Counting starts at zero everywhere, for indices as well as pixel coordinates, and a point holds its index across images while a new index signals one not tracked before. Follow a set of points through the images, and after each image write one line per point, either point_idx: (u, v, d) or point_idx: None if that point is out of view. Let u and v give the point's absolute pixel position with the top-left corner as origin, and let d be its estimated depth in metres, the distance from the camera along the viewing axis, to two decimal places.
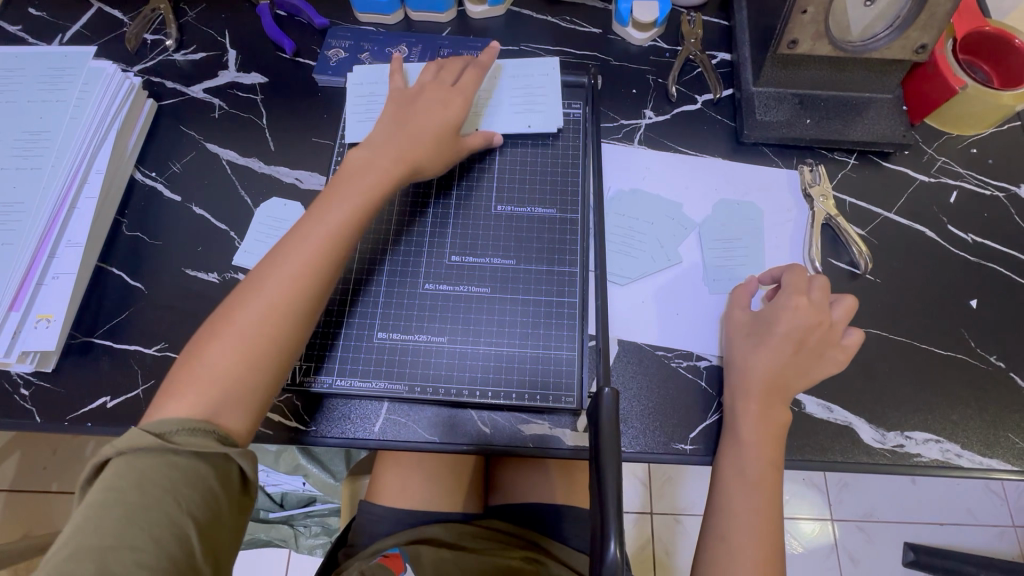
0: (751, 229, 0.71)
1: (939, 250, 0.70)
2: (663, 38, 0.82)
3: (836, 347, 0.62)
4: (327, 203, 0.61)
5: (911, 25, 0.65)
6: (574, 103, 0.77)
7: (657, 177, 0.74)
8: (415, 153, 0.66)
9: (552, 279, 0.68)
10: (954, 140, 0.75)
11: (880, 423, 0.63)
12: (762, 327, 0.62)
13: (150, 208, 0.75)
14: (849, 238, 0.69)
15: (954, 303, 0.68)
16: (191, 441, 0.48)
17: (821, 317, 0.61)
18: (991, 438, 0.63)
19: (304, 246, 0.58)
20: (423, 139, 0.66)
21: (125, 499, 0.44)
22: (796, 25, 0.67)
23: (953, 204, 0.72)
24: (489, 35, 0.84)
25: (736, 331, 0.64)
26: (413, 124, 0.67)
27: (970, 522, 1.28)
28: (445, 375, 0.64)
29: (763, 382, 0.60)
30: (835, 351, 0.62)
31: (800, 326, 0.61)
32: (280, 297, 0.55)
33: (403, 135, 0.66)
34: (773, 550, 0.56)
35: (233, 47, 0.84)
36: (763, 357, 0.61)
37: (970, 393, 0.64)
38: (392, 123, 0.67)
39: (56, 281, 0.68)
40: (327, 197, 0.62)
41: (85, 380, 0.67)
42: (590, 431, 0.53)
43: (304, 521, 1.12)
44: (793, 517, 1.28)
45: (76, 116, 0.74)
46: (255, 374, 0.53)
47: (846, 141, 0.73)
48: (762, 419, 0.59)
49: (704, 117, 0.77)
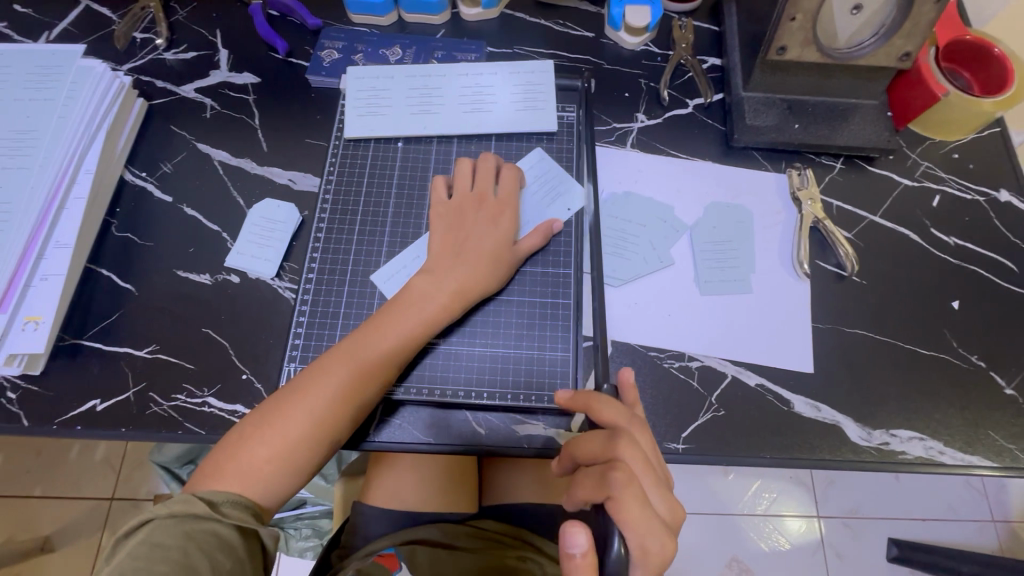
0: (741, 231, 0.73)
1: (923, 253, 0.72)
2: (655, 42, 0.83)
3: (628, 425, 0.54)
4: (382, 332, 0.60)
5: (896, 34, 0.67)
6: (568, 106, 0.78)
7: (649, 180, 0.75)
8: (472, 288, 0.63)
9: (547, 281, 0.68)
10: (936, 145, 0.77)
11: (866, 422, 0.65)
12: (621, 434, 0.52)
13: (140, 209, 0.75)
14: (836, 241, 0.71)
15: (936, 304, 0.70)
16: (239, 515, 0.52)
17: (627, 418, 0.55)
18: (972, 436, 0.65)
19: (354, 377, 0.58)
20: (480, 279, 0.64)
21: (167, 557, 0.47)
22: (785, 32, 0.68)
23: (936, 208, 0.74)
24: (483, 37, 0.85)
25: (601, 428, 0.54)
26: (467, 252, 0.65)
27: (950, 517, 1.31)
28: (441, 376, 0.64)
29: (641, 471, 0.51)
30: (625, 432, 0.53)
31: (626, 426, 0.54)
32: (326, 412, 0.56)
33: (463, 264, 0.64)
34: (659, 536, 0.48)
35: (224, 47, 0.84)
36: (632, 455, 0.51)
37: (953, 392, 0.66)
38: (444, 250, 0.65)
39: (44, 282, 0.67)
40: (385, 319, 0.61)
41: (75, 383, 0.66)
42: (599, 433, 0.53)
43: (293, 524, 1.09)
44: (780, 514, 1.31)
45: (64, 115, 0.73)
46: (303, 469, 0.56)
47: (833, 145, 0.74)
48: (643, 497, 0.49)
49: (695, 121, 0.79)
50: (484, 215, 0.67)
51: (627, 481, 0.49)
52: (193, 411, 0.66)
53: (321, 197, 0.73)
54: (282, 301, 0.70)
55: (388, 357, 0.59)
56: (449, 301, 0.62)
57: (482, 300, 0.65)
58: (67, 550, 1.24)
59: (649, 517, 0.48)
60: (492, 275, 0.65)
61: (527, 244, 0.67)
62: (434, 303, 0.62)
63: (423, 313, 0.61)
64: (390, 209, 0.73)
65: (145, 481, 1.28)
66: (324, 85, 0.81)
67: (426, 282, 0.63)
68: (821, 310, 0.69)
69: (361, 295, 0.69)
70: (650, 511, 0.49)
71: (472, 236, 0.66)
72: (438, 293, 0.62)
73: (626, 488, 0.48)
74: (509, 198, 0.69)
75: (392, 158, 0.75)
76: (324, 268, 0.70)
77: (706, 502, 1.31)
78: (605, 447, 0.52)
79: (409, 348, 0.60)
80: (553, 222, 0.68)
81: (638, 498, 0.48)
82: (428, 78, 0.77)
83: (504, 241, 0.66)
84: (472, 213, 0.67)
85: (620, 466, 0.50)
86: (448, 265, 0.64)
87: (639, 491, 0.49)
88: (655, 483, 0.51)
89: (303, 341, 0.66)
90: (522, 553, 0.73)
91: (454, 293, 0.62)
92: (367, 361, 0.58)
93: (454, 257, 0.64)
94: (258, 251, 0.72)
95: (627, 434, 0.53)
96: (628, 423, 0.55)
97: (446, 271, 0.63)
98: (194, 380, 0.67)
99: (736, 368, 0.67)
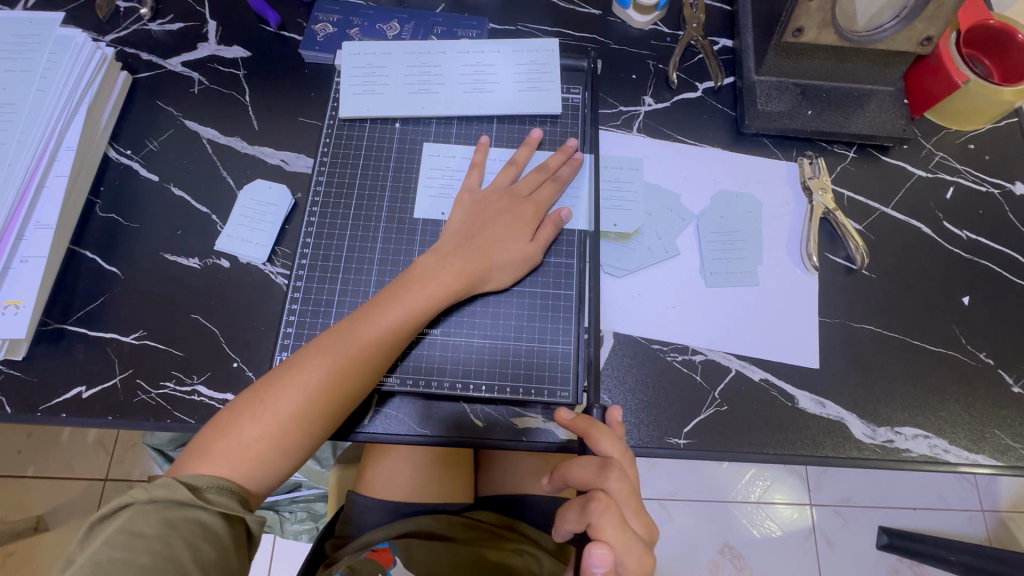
0: (749, 220, 0.70)
1: (934, 247, 0.70)
2: (664, 21, 0.80)
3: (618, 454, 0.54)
4: (379, 310, 0.58)
5: (918, 17, 0.63)
6: (573, 87, 0.75)
7: (655, 167, 0.73)
8: (477, 270, 0.61)
9: (549, 272, 0.66)
10: (952, 135, 0.75)
11: (871, 418, 0.64)
12: (610, 466, 0.52)
13: (125, 188, 0.72)
14: (846, 233, 0.69)
15: (947, 299, 0.68)
16: (223, 502, 0.50)
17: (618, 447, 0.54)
18: (978, 434, 0.64)
19: (352, 359, 0.56)
20: (487, 263, 0.62)
21: (148, 547, 0.45)
22: (802, 13, 0.65)
23: (949, 200, 0.72)
24: (484, 13, 0.81)
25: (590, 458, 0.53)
26: (480, 240, 0.63)
27: (942, 507, 1.32)
28: (439, 367, 0.62)
29: (626, 500, 0.51)
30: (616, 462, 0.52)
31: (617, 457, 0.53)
32: (319, 390, 0.54)
33: (470, 248, 0.62)
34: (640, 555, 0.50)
35: (213, 18, 0.80)
36: (617, 486, 0.51)
37: (960, 389, 0.65)
38: (457, 236, 0.63)
39: (25, 265, 0.65)
40: (384, 297, 0.59)
41: (59, 368, 0.64)
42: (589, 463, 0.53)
43: (289, 507, 1.09)
44: (771, 502, 1.31)
45: (44, 88, 0.69)
46: (293, 452, 0.54)
47: (846, 133, 0.72)
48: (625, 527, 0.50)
49: (704, 105, 0.76)
50: (511, 209, 0.65)
51: (605, 510, 0.50)
52: (182, 399, 0.64)
53: (314, 178, 0.70)
54: (273, 287, 0.68)
55: (387, 337, 0.57)
56: (454, 281, 0.60)
57: (490, 284, 0.63)
58: (59, 531, 1.24)
59: (628, 542, 0.49)
60: (506, 261, 0.63)
61: (542, 236, 0.65)
62: (436, 282, 0.60)
63: (427, 294, 0.59)
64: (386, 193, 0.70)
65: (137, 463, 1.27)
66: (318, 61, 0.78)
67: (431, 262, 0.61)
68: (828, 304, 0.67)
69: (356, 282, 0.66)
70: (631, 537, 0.49)
71: (489, 225, 0.64)
72: (445, 273, 0.60)
73: (603, 517, 0.49)
74: (540, 198, 0.66)
75: (389, 139, 0.72)
76: (317, 253, 0.67)
77: (700, 489, 1.31)
78: (595, 476, 0.52)
79: (408, 326, 0.58)
80: (562, 211, 0.66)
81: (617, 526, 0.49)
82: (427, 55, 0.73)
83: (523, 238, 0.64)
84: (501, 209, 0.65)
85: (603, 495, 0.50)
86: (456, 248, 0.62)
87: (620, 521, 0.50)
88: (637, 510, 0.52)
89: (295, 329, 0.64)
90: (519, 545, 0.72)
91: (457, 273, 0.61)
92: (365, 342, 0.56)
93: (465, 242, 0.63)
94: (249, 234, 0.69)
95: (617, 465, 0.52)
96: (619, 453, 0.54)
97: (449, 253, 0.62)
98: (183, 367, 0.65)
99: (740, 363, 0.65)
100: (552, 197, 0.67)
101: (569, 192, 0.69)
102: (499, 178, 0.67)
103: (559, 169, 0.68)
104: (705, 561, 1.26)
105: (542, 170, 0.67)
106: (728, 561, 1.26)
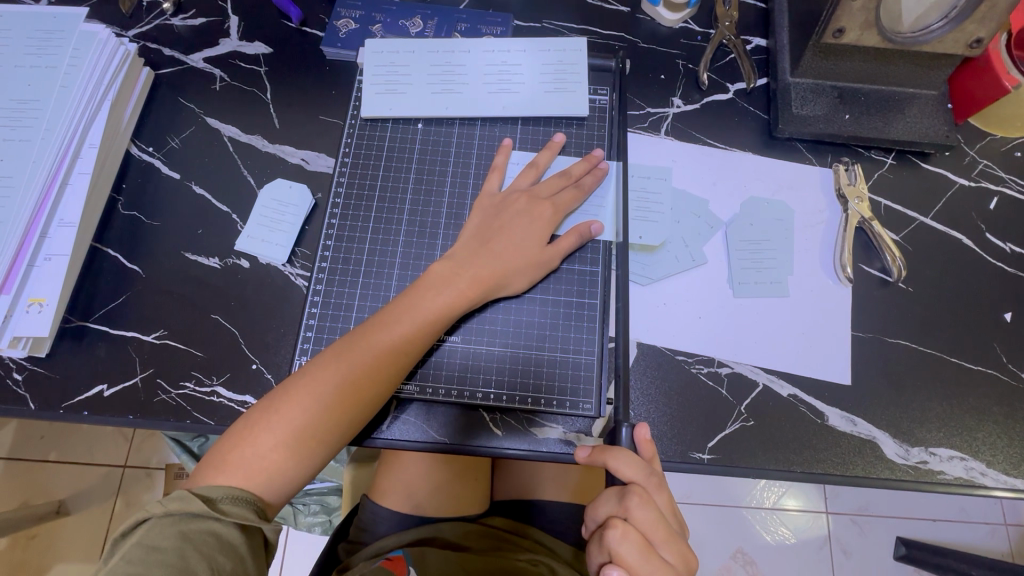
0: (781, 232, 0.68)
1: (976, 260, 0.67)
2: (694, 19, 0.77)
3: (644, 483, 0.51)
4: (394, 318, 0.57)
5: (968, 18, 0.60)
6: (600, 88, 0.72)
7: (683, 171, 0.71)
8: (492, 278, 0.60)
9: (573, 280, 0.65)
10: (997, 142, 0.71)
11: (904, 438, 0.61)
12: (627, 498, 0.50)
13: (147, 185, 0.72)
14: (883, 244, 0.66)
15: (988, 315, 0.65)
16: (239, 512, 0.49)
17: (646, 476, 0.51)
18: (1016, 458, 0.61)
19: (366, 368, 0.55)
20: (502, 271, 0.61)
21: (164, 561, 0.45)
22: (844, 14, 0.62)
23: (992, 211, 0.69)
24: (509, 9, 0.79)
25: (610, 490, 0.52)
26: (491, 249, 0.61)
27: (962, 519, 1.29)
28: (462, 374, 0.61)
29: (649, 530, 0.49)
30: (637, 493, 0.50)
31: (642, 486, 0.51)
32: (334, 401, 0.54)
33: (485, 257, 0.61)
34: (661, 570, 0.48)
35: (234, 13, 0.78)
36: (639, 514, 0.49)
37: (999, 411, 0.62)
38: (472, 242, 0.62)
39: (48, 263, 0.65)
40: (399, 306, 0.58)
41: (81, 367, 0.65)
42: (613, 491, 0.51)
43: (303, 500, 1.08)
44: (785, 508, 1.29)
45: (68, 85, 0.69)
46: (308, 463, 0.54)
47: (885, 139, 0.69)
48: (643, 555, 0.48)
49: (735, 107, 0.73)
50: (526, 210, 0.63)
51: (623, 538, 0.48)
52: (202, 400, 0.64)
53: (335, 179, 0.69)
54: (293, 289, 0.67)
55: (401, 347, 0.56)
56: (470, 289, 0.59)
57: (506, 291, 0.62)
58: (81, 516, 1.26)
59: (651, 566, 0.48)
60: (521, 266, 0.61)
61: (564, 244, 0.63)
62: (452, 290, 0.59)
63: (441, 303, 0.58)
64: (408, 195, 0.69)
65: (157, 451, 1.29)
66: (340, 58, 0.77)
67: (445, 269, 0.60)
68: (862, 317, 0.65)
69: (376, 287, 0.65)
70: (655, 563, 0.48)
71: (499, 231, 0.62)
72: (460, 281, 0.59)
73: (621, 545, 0.48)
74: (560, 202, 0.64)
75: (411, 140, 0.71)
76: (338, 256, 0.66)
77: (714, 494, 1.29)
78: (616, 507, 0.50)
79: (423, 334, 0.57)
80: (592, 224, 0.64)
81: (638, 553, 0.48)
82: (451, 54, 0.71)
83: (539, 243, 0.62)
84: (519, 211, 0.63)
85: (623, 523, 0.49)
86: (469, 256, 0.61)
87: (642, 548, 0.48)
88: (666, 538, 0.50)
89: (315, 334, 0.63)
90: (533, 555, 0.70)
91: (473, 281, 0.59)
92: (378, 353, 0.55)
93: (476, 250, 0.61)
94: (268, 235, 0.68)
95: (639, 492, 0.50)
96: (645, 476, 0.51)
97: (465, 260, 0.60)
98: (203, 368, 0.65)
99: (768, 377, 0.63)
100: (573, 205, 0.65)
101: (592, 202, 0.67)
102: (518, 183, 0.66)
103: (582, 178, 0.66)
104: (716, 565, 1.25)
105: (563, 176, 0.65)
106: (740, 566, 1.25)
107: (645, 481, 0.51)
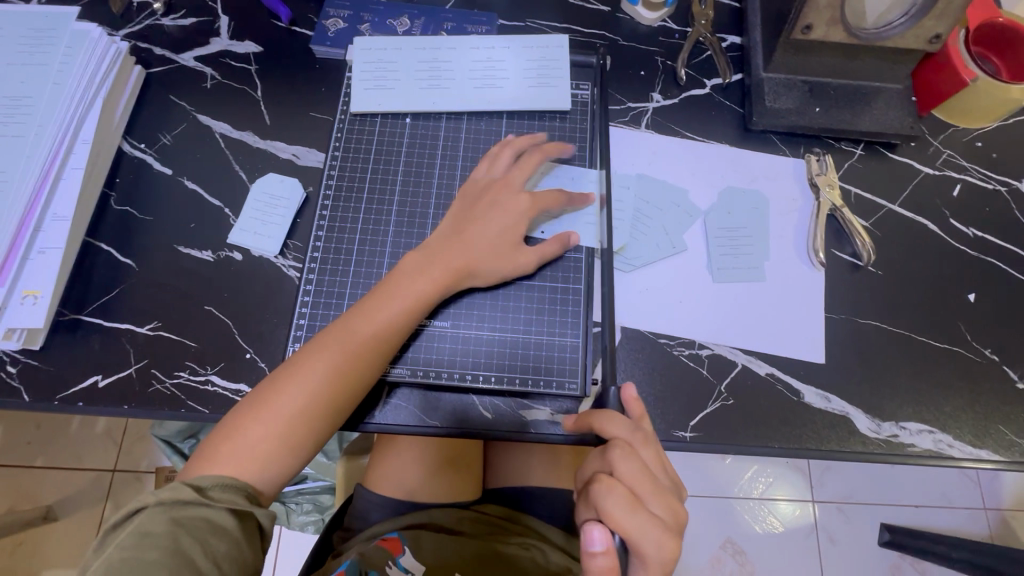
0: (756, 219, 0.71)
1: (941, 243, 0.71)
2: (672, 18, 0.80)
3: (632, 443, 0.53)
4: (376, 306, 0.59)
5: (927, 14, 0.64)
6: (583, 83, 0.75)
7: (662, 163, 0.73)
8: (467, 265, 0.62)
9: (558, 266, 0.67)
10: (960, 132, 0.75)
11: (876, 413, 0.64)
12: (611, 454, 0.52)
13: (140, 181, 0.73)
14: (854, 230, 0.69)
15: (953, 295, 0.69)
16: (228, 498, 0.50)
17: (631, 437, 0.53)
18: (982, 430, 0.64)
19: (353, 357, 0.57)
20: (476, 258, 0.62)
21: (156, 544, 0.46)
22: (812, 10, 0.65)
23: (956, 197, 0.73)
24: (494, 8, 0.81)
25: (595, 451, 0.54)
26: (467, 236, 0.63)
27: (944, 505, 1.32)
28: (448, 359, 0.63)
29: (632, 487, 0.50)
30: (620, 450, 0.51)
31: (627, 444, 0.52)
32: (325, 389, 0.55)
33: (460, 244, 0.62)
34: (648, 518, 0.49)
35: (225, 13, 0.80)
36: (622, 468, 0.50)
37: (965, 385, 0.65)
38: (446, 233, 0.63)
39: (42, 256, 0.66)
40: (378, 294, 0.60)
41: (75, 359, 0.65)
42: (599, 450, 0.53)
43: (295, 498, 1.09)
44: (772, 498, 1.32)
45: (61, 81, 0.70)
46: (298, 450, 0.55)
47: (854, 130, 0.72)
48: (629, 507, 0.48)
49: (712, 102, 0.76)
50: (498, 202, 0.65)
51: (610, 491, 0.49)
52: (196, 389, 0.65)
53: (325, 173, 0.71)
54: (285, 280, 0.69)
55: (385, 335, 0.58)
56: (441, 278, 0.61)
57: (483, 278, 0.63)
58: (70, 520, 1.25)
59: (640, 520, 0.48)
60: (498, 255, 0.63)
61: (542, 249, 0.64)
62: (427, 279, 0.60)
63: (414, 289, 0.60)
64: (396, 188, 0.71)
65: (146, 453, 1.29)
66: (330, 56, 0.79)
67: (419, 259, 0.62)
68: (834, 299, 0.68)
69: (367, 276, 0.67)
70: (643, 515, 0.48)
71: (477, 219, 0.64)
72: (432, 272, 0.61)
73: (608, 499, 0.49)
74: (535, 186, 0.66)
75: (400, 134, 0.73)
76: (328, 247, 0.68)
77: (703, 485, 1.32)
78: (602, 463, 0.52)
79: (405, 322, 0.59)
80: (573, 235, 0.66)
81: (624, 506, 0.49)
82: (437, 51, 0.74)
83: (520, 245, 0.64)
84: (487, 195, 0.65)
85: (609, 477, 0.50)
86: (444, 245, 0.62)
87: (629, 502, 0.49)
88: (655, 492, 0.50)
89: (308, 322, 0.65)
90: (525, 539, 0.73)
91: (447, 269, 0.61)
92: (361, 341, 0.57)
93: (451, 239, 0.63)
94: (261, 227, 0.70)
95: (624, 446, 0.52)
96: (630, 433, 0.53)
97: (438, 248, 0.62)
98: (197, 358, 0.66)
99: (746, 357, 0.66)
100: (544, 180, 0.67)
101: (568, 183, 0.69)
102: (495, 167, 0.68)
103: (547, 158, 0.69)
104: (706, 556, 1.27)
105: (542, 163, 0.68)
106: (729, 556, 1.27)
107: (630, 442, 0.53)
